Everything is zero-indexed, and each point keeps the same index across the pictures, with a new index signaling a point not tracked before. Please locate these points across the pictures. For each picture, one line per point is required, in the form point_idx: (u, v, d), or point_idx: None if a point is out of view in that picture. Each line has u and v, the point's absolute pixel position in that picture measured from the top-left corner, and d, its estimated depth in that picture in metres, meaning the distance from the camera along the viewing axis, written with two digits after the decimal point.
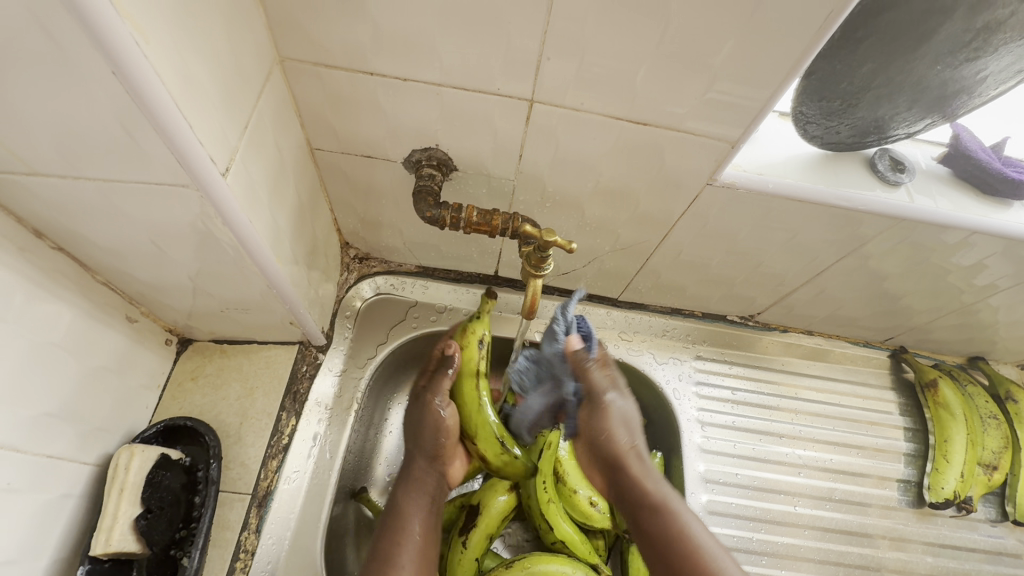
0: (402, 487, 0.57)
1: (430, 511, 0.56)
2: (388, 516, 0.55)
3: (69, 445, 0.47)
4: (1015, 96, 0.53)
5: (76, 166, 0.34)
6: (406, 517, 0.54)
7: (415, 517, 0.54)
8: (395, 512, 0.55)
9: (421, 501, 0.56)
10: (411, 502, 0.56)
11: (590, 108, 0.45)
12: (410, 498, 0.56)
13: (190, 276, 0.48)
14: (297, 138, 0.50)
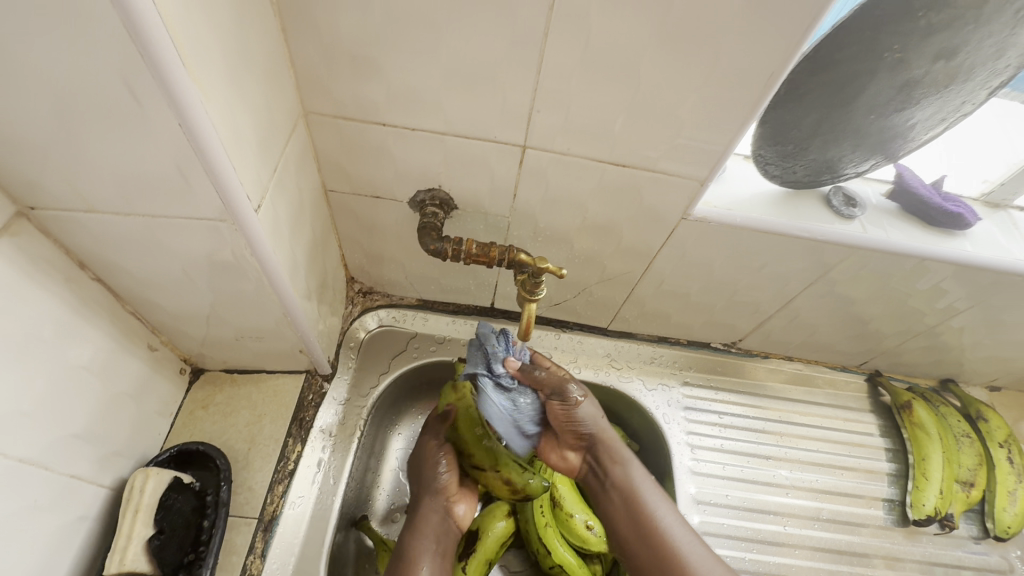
0: (411, 534, 0.61)
1: (435, 556, 0.60)
2: (399, 558, 0.59)
3: (89, 466, 0.50)
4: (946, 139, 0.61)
5: (132, 203, 0.38)
6: (416, 561, 0.58)
7: (425, 560, 0.59)
8: (402, 559, 0.59)
9: (430, 546, 0.60)
10: (417, 546, 0.60)
11: (575, 152, 0.52)
12: (419, 541, 0.60)
13: (213, 305, 0.52)
14: (314, 181, 0.56)
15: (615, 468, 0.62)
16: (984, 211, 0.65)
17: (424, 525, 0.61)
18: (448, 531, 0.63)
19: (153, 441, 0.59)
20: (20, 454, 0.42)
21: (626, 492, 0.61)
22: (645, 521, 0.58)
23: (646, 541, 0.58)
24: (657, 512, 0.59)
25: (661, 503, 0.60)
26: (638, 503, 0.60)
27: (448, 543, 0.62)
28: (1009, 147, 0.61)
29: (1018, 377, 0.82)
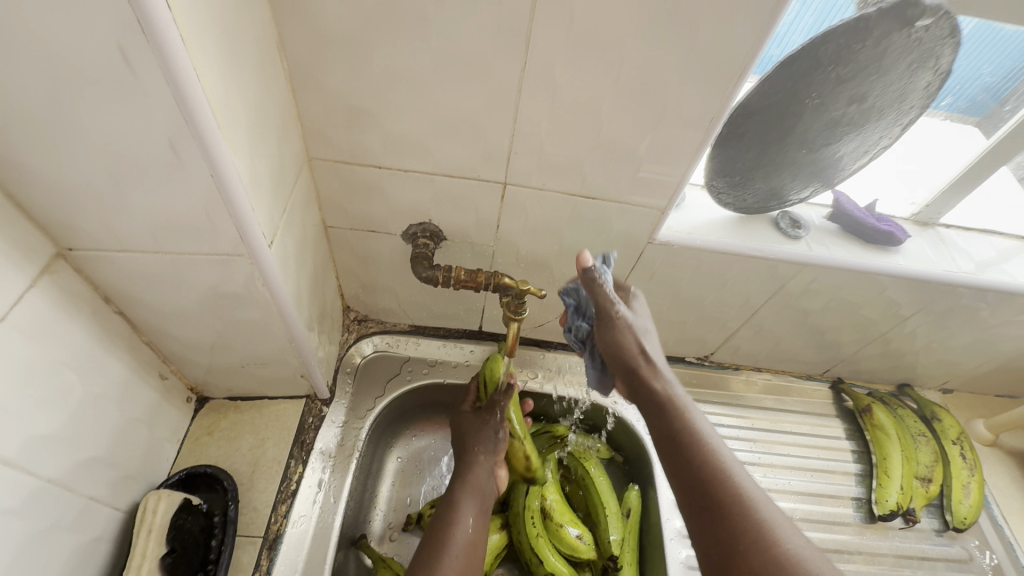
0: (461, 485, 0.68)
1: (479, 508, 0.66)
2: (448, 504, 0.66)
3: (106, 489, 0.53)
4: (875, 167, 0.70)
5: (162, 241, 0.44)
6: (462, 508, 0.65)
7: (469, 507, 0.65)
8: (450, 505, 0.66)
9: (476, 498, 0.67)
10: (466, 495, 0.67)
11: (550, 187, 0.58)
12: (465, 495, 0.67)
13: (225, 333, 0.57)
14: (316, 218, 0.62)
15: (670, 408, 0.52)
16: (914, 229, 0.73)
17: (474, 480, 0.68)
18: (490, 488, 0.70)
19: (162, 467, 0.62)
20: (50, 475, 0.46)
21: (687, 438, 0.50)
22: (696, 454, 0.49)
23: (712, 501, 0.46)
24: (709, 444, 0.49)
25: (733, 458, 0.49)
26: (688, 435, 0.50)
27: (489, 501, 0.69)
28: (940, 172, 0.69)
29: (967, 379, 0.89)
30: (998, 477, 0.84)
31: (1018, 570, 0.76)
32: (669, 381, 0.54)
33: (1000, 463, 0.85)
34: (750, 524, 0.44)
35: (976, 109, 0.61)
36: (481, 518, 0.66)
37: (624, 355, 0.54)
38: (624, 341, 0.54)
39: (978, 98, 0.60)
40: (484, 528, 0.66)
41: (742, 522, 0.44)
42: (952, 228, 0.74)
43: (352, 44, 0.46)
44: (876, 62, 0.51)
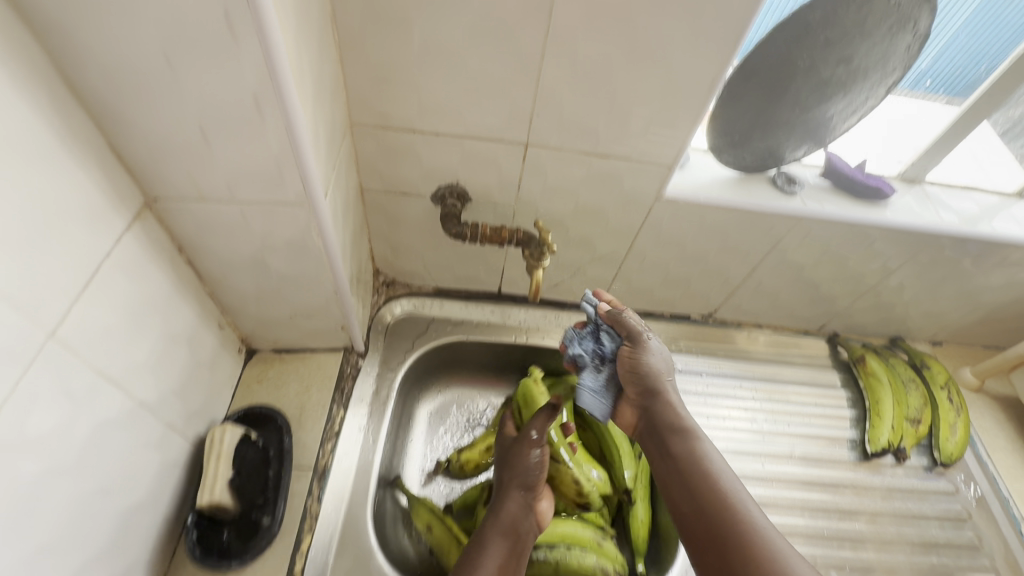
0: (492, 522, 0.68)
1: (508, 550, 0.66)
2: (477, 542, 0.66)
3: (182, 418, 0.60)
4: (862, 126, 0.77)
5: (236, 190, 0.50)
6: (487, 544, 0.65)
7: (494, 542, 0.66)
8: (479, 543, 0.66)
9: (506, 538, 0.67)
10: (496, 534, 0.67)
11: (568, 147, 0.65)
12: (493, 531, 0.67)
13: (278, 281, 0.63)
14: (355, 181, 0.68)
15: (686, 437, 0.61)
16: (901, 186, 0.78)
17: (505, 516, 0.69)
18: (526, 528, 0.69)
19: (221, 408, 0.69)
20: (143, 398, 0.52)
21: (698, 466, 0.58)
22: (704, 482, 0.56)
23: (711, 522, 0.53)
24: (720, 477, 0.57)
25: (739, 487, 0.56)
26: (697, 466, 0.58)
27: (525, 539, 0.68)
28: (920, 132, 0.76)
29: (954, 331, 0.96)
30: (983, 418, 0.90)
31: (1000, 501, 0.82)
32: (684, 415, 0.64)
33: (985, 406, 0.91)
34: (748, 545, 0.50)
35: (949, 92, 0.71)
36: (511, 562, 0.65)
37: (643, 380, 0.66)
38: (649, 368, 0.66)
39: (950, 72, 0.69)
40: (514, 572, 0.64)
41: (739, 543, 0.50)
42: (936, 184, 0.80)
43: (396, 15, 0.52)
44: (860, 25, 0.57)
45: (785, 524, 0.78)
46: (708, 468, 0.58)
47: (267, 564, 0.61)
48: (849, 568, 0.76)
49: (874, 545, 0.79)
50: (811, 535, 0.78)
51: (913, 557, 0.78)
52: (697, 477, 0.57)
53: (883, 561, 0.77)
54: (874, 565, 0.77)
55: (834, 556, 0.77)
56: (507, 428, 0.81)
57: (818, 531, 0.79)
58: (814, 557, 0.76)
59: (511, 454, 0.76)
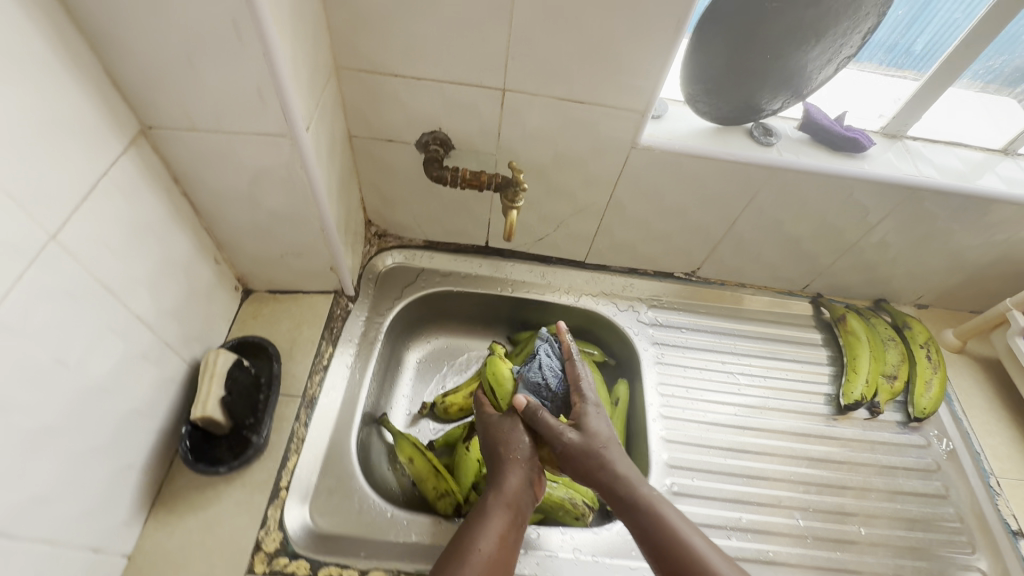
0: (494, 496, 0.65)
1: (510, 522, 0.63)
2: (477, 515, 0.63)
3: (179, 339, 0.65)
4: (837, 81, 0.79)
5: (223, 120, 0.54)
6: (489, 518, 0.63)
7: (495, 516, 0.63)
8: (481, 514, 0.63)
9: (508, 510, 0.64)
10: (498, 507, 0.64)
11: (544, 93, 0.67)
12: (493, 505, 0.64)
13: (268, 218, 0.68)
14: (342, 126, 0.71)
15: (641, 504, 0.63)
16: (882, 141, 0.79)
17: (506, 489, 0.66)
18: (526, 501, 0.67)
19: (218, 338, 0.74)
20: (139, 312, 0.57)
21: (658, 530, 0.61)
22: (668, 549, 0.60)
23: None
24: (680, 536, 0.60)
25: (696, 537, 0.60)
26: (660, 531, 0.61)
27: (525, 511, 0.66)
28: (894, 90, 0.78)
29: (940, 293, 0.96)
30: (962, 377, 0.91)
31: (970, 454, 0.83)
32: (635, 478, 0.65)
33: (965, 366, 0.92)
34: None
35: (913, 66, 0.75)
36: (512, 534, 0.63)
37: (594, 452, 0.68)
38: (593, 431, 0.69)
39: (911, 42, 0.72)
40: (515, 544, 0.62)
41: None
42: (918, 140, 0.81)
43: None
44: None
45: (754, 468, 0.82)
46: (669, 532, 0.60)
47: (256, 478, 0.66)
48: (812, 510, 0.79)
49: (840, 491, 0.81)
50: (776, 479, 0.81)
51: (879, 503, 0.80)
52: (661, 543, 0.60)
53: (848, 505, 0.80)
54: (838, 509, 0.79)
55: (798, 498, 0.80)
56: (485, 408, 0.76)
57: (784, 476, 0.82)
58: (779, 498, 0.79)
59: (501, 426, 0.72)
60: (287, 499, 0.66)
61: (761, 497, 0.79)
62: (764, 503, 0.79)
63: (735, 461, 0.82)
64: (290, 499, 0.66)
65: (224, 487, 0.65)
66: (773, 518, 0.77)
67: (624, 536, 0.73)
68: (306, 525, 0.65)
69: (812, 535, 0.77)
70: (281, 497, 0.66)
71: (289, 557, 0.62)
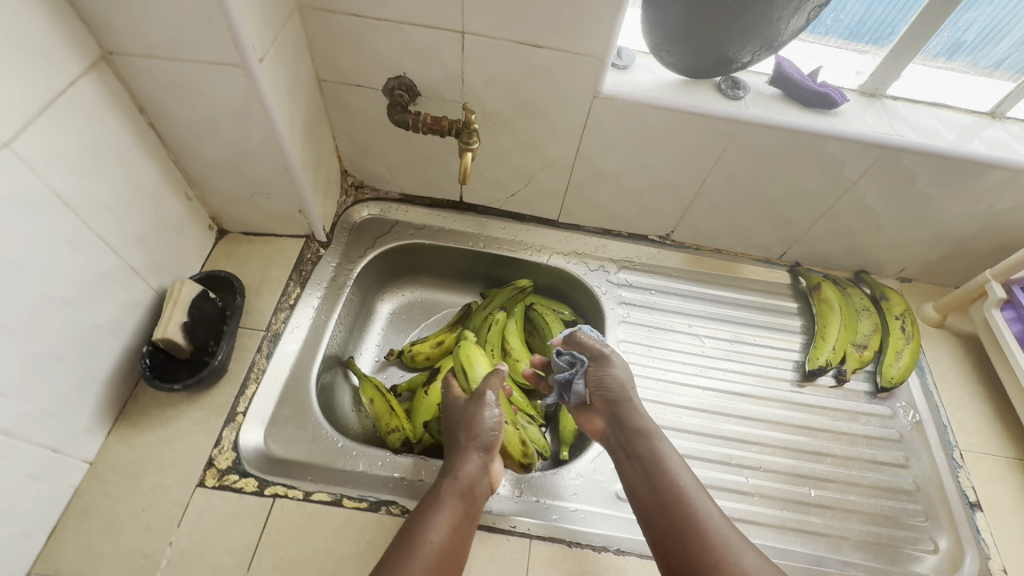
0: (449, 483, 0.63)
1: (463, 513, 0.61)
2: (431, 503, 0.61)
3: (145, 266, 0.68)
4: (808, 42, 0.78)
5: (178, 47, 0.56)
6: (440, 505, 0.61)
7: (448, 504, 0.61)
8: (435, 502, 0.61)
9: (462, 499, 0.62)
10: (452, 495, 0.62)
11: (502, 36, 0.67)
12: (447, 491, 0.62)
13: (234, 153, 0.70)
14: (310, 68, 0.73)
15: (646, 440, 0.70)
16: (859, 99, 0.77)
17: (463, 477, 0.64)
18: (482, 490, 0.65)
19: (189, 271, 0.77)
20: (101, 232, 0.60)
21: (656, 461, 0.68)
22: (662, 477, 0.66)
23: (674, 513, 0.63)
24: (675, 468, 0.67)
25: (688, 474, 0.67)
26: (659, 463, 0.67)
27: (479, 501, 0.64)
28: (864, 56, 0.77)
29: (924, 266, 0.93)
30: (937, 351, 0.88)
31: (936, 426, 0.81)
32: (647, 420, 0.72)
33: (942, 340, 0.90)
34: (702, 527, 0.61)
35: (875, 41, 0.75)
36: (463, 525, 0.61)
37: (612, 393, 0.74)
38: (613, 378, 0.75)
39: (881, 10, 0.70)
40: (466, 535, 0.60)
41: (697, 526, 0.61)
42: (898, 100, 0.78)
43: None
44: None
45: (710, 428, 0.82)
46: (667, 463, 0.67)
47: (215, 401, 0.70)
48: (763, 470, 0.78)
49: (796, 454, 0.80)
50: (730, 439, 0.81)
51: (836, 469, 0.79)
52: (658, 473, 0.66)
53: (801, 468, 0.79)
54: (790, 470, 0.78)
55: (750, 457, 0.79)
56: (453, 391, 0.75)
57: (739, 436, 0.81)
58: (730, 457, 0.79)
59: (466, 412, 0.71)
60: (244, 423, 0.69)
61: (712, 454, 0.79)
62: (716, 461, 0.78)
63: (689, 419, 0.82)
64: (247, 423, 0.69)
65: (183, 407, 0.69)
66: (723, 475, 0.77)
67: (566, 479, 0.74)
68: (260, 448, 0.68)
69: (760, 493, 0.76)
70: (238, 421, 0.69)
71: (239, 475, 0.65)
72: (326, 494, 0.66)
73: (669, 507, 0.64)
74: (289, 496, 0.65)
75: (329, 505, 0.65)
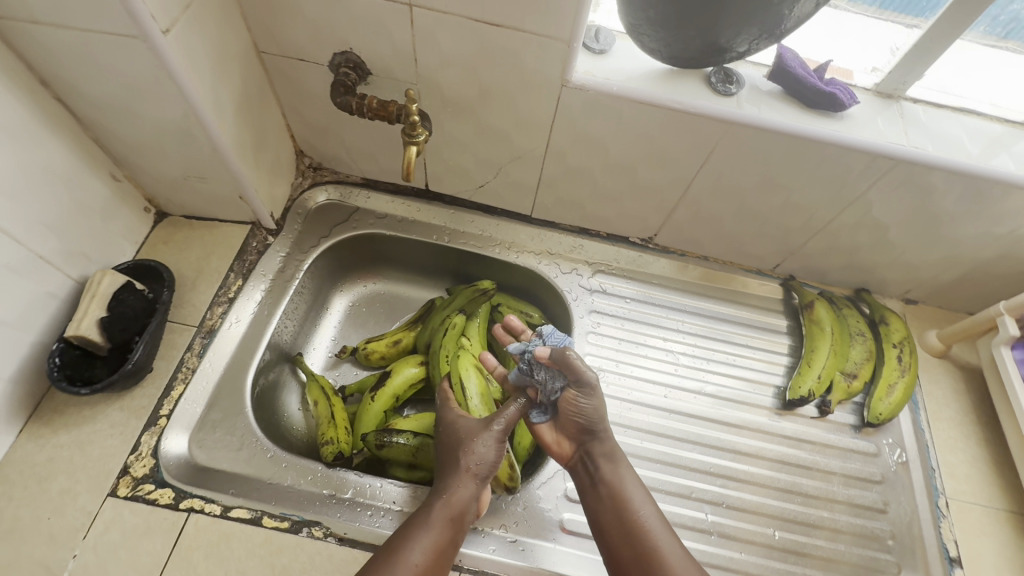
0: (439, 503, 0.59)
1: (450, 538, 0.58)
2: (419, 522, 0.58)
3: (59, 255, 0.63)
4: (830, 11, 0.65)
5: (63, 12, 0.49)
6: (431, 528, 0.57)
7: (437, 528, 0.57)
8: (423, 521, 0.58)
9: (451, 524, 0.58)
10: (441, 518, 0.58)
11: (455, 11, 0.58)
12: (439, 513, 0.58)
13: (155, 134, 0.63)
14: (243, 39, 0.65)
15: (608, 465, 0.66)
16: (872, 100, 0.67)
17: (454, 501, 0.60)
18: (469, 517, 0.61)
19: (120, 257, 0.72)
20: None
21: (615, 490, 0.64)
22: (621, 508, 0.63)
23: (634, 548, 0.60)
24: (636, 500, 0.63)
25: (648, 505, 0.64)
26: (621, 496, 0.63)
27: (465, 529, 0.60)
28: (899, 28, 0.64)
29: (932, 288, 0.84)
30: (935, 385, 0.80)
31: (923, 469, 0.74)
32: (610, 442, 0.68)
33: (943, 373, 0.81)
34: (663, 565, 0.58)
35: (919, 11, 0.61)
36: (448, 550, 0.57)
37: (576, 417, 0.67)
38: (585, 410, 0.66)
39: None
40: (448, 562, 0.57)
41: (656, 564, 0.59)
42: (919, 103, 0.67)
43: None
44: None
45: (673, 456, 0.75)
46: (627, 493, 0.64)
47: (136, 402, 0.65)
48: (724, 506, 0.72)
49: (763, 490, 0.74)
50: (693, 469, 0.75)
51: (805, 509, 0.73)
52: (618, 502, 0.63)
53: (769, 507, 0.73)
54: (756, 509, 0.72)
55: (711, 491, 0.73)
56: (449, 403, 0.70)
57: (703, 467, 0.75)
58: (691, 489, 0.73)
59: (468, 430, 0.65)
60: (167, 428, 0.65)
61: (671, 485, 0.73)
62: (675, 493, 0.73)
63: (650, 445, 0.76)
64: (171, 427, 0.65)
65: (102, 407, 0.64)
66: (680, 510, 0.71)
67: (506, 505, 0.68)
68: (183, 456, 0.64)
69: (718, 533, 0.70)
70: (161, 425, 0.65)
71: (154, 484, 0.61)
72: (246, 511, 0.61)
73: (629, 543, 0.61)
74: (205, 511, 0.61)
75: (247, 523, 0.60)
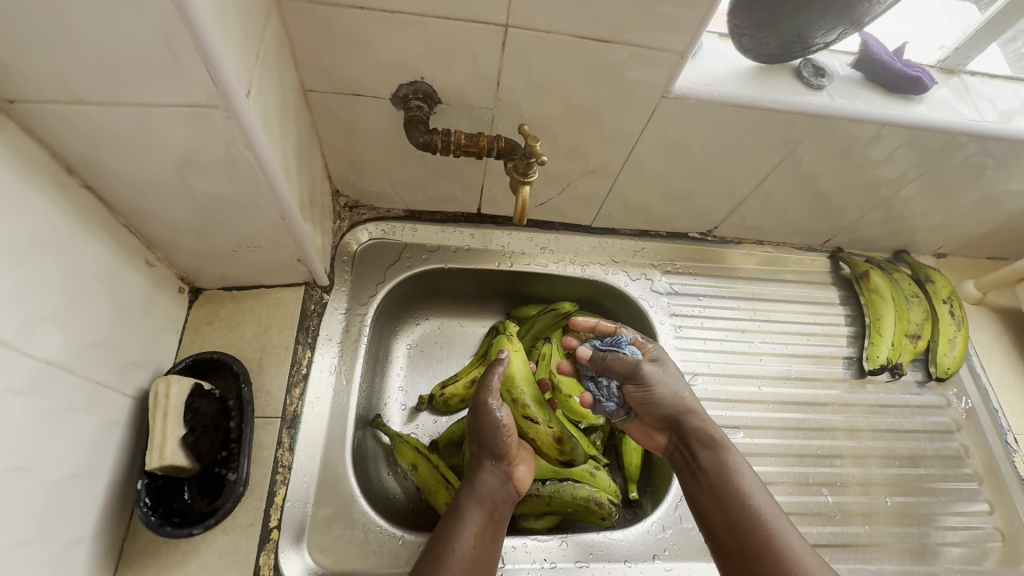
0: (466, 494, 0.61)
1: (486, 519, 0.59)
2: (450, 515, 0.59)
3: (114, 374, 0.51)
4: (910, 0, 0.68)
5: (119, 86, 0.38)
6: (463, 517, 0.58)
7: (470, 515, 0.58)
8: (455, 516, 0.59)
9: (482, 508, 0.60)
10: (471, 504, 0.60)
11: (559, 29, 0.52)
12: (468, 501, 0.60)
13: (207, 211, 0.52)
14: (293, 80, 0.54)
15: (712, 448, 0.63)
16: (940, 77, 0.69)
17: (480, 487, 0.61)
18: (504, 496, 0.62)
19: (165, 355, 0.60)
20: (48, 356, 0.43)
21: (717, 474, 0.61)
22: (729, 492, 0.59)
23: (744, 533, 0.56)
24: (745, 486, 0.59)
25: (762, 492, 0.59)
26: (724, 480, 0.60)
27: (504, 508, 0.61)
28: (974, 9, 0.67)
29: (963, 242, 0.91)
30: (980, 331, 0.88)
31: (988, 411, 0.82)
32: (710, 425, 0.65)
33: (983, 319, 0.89)
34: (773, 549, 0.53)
35: None
36: (488, 530, 0.58)
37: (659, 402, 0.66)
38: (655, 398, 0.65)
39: None
40: (492, 543, 0.58)
41: (766, 548, 0.54)
42: (976, 76, 0.70)
43: None
44: None
45: (780, 446, 0.77)
46: (733, 477, 0.60)
47: (238, 521, 0.56)
48: (837, 484, 0.76)
49: (864, 461, 0.78)
50: (804, 455, 0.77)
51: (902, 470, 0.78)
52: (724, 484, 0.60)
53: (875, 475, 0.77)
54: (864, 481, 0.77)
55: (824, 473, 0.76)
56: (490, 381, 0.65)
57: (812, 451, 0.78)
58: (806, 476, 0.75)
59: (472, 418, 0.65)
60: (280, 542, 0.56)
61: (788, 475, 0.75)
62: (794, 483, 0.75)
63: (760, 440, 0.77)
64: (284, 541, 0.56)
65: (201, 537, 0.55)
66: (802, 498, 0.74)
67: (654, 534, 0.67)
68: (309, 569, 0.56)
69: (840, 511, 0.74)
70: (274, 540, 0.56)
71: None
72: None
73: (738, 528, 0.56)
74: None
75: None
